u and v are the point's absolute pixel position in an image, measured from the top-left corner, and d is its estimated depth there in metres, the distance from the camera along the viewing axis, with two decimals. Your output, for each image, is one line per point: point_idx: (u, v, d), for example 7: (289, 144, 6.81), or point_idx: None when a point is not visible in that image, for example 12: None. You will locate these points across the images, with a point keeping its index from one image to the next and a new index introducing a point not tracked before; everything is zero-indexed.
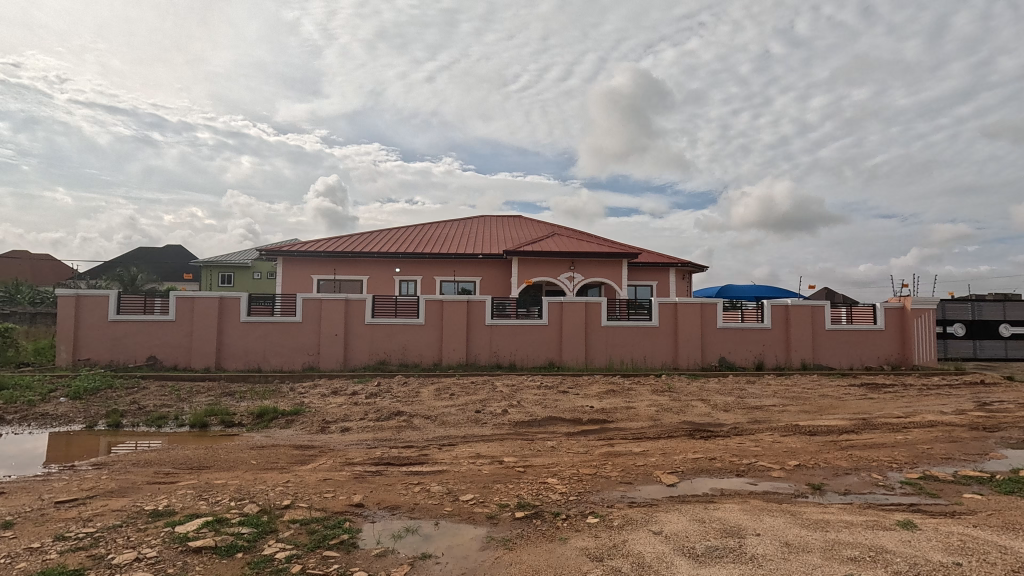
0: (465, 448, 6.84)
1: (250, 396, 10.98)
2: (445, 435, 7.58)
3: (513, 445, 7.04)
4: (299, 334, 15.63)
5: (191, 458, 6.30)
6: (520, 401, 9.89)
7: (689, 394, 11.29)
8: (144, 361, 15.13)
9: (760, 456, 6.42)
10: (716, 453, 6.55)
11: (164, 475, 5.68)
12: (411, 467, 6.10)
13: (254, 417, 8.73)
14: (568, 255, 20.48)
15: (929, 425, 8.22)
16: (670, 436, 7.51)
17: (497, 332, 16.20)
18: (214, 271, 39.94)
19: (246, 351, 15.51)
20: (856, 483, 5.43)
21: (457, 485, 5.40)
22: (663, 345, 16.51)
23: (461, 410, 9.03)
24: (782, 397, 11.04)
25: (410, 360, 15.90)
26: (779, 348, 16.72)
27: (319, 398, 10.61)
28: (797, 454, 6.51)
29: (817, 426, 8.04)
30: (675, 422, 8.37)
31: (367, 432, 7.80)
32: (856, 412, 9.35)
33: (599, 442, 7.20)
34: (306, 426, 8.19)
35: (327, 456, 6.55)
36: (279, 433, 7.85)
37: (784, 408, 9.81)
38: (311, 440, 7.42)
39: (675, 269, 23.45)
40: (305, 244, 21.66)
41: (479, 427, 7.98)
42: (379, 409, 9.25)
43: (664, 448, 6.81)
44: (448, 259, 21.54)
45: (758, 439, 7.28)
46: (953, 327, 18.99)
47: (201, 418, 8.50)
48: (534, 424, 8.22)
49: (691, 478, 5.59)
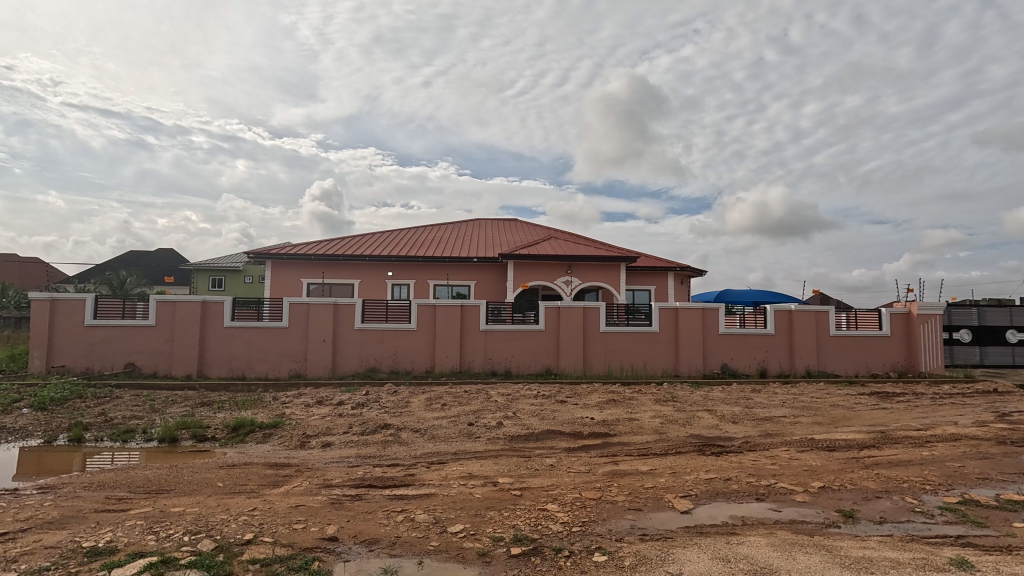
0: (456, 467, 6.25)
1: (229, 406, 10.32)
2: (435, 451, 6.98)
3: (509, 462, 6.46)
4: (286, 339, 14.99)
5: (150, 480, 5.67)
6: (516, 412, 9.30)
7: (693, 403, 10.73)
8: (121, 368, 14.44)
9: (779, 475, 5.86)
10: (731, 472, 5.99)
11: (116, 501, 5.06)
12: (394, 490, 5.50)
13: (229, 430, 8.09)
14: (565, 259, 19.95)
15: (954, 439, 7.68)
16: (677, 452, 6.94)
17: (492, 337, 15.62)
18: (204, 275, 39.18)
19: (229, 358, 14.84)
20: (890, 510, 4.88)
21: (446, 512, 4.80)
22: (663, 352, 15.97)
23: (453, 423, 8.41)
24: (792, 407, 10.49)
25: (402, 368, 15.27)
26: (783, 354, 16.23)
27: (302, 409, 9.96)
28: (819, 473, 5.95)
29: (834, 441, 7.49)
30: (682, 436, 7.79)
31: (350, 448, 7.18)
32: (872, 424, 8.81)
33: (603, 460, 6.61)
34: (284, 441, 7.56)
35: (302, 476, 5.94)
36: (253, 449, 7.21)
37: (796, 419, 9.25)
38: (288, 458, 6.79)
39: (673, 273, 22.97)
40: (294, 246, 21.01)
41: (471, 442, 7.39)
42: (365, 421, 8.63)
43: (673, 467, 6.24)
44: (441, 262, 20.95)
45: (773, 456, 6.72)
46: (958, 333, 18.63)
47: (171, 433, 7.86)
48: (531, 439, 7.62)
49: (707, 504, 5.01)
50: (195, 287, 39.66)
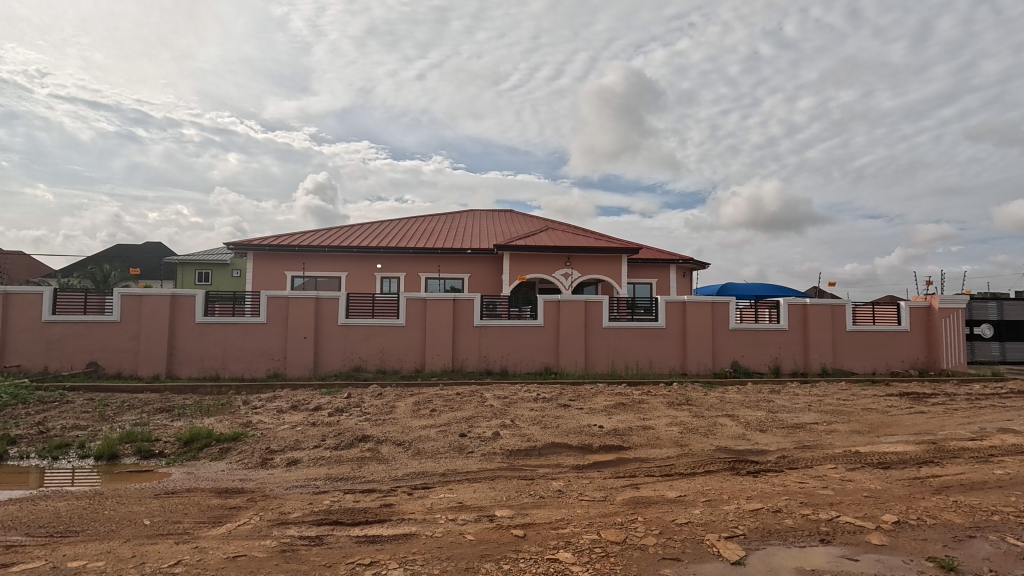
0: (444, 496, 5.13)
1: (191, 413, 9.14)
2: (419, 472, 5.87)
3: (508, 488, 5.35)
4: (264, 337, 13.83)
5: (58, 518, 4.50)
6: (514, 420, 8.19)
7: (711, 408, 9.64)
8: (82, 368, 13.21)
9: (838, 505, 4.80)
10: (778, 500, 4.92)
11: (2, 550, 3.92)
12: (364, 529, 4.39)
13: (181, 444, 6.95)
14: (564, 250, 18.88)
15: (1019, 453, 6.68)
16: (706, 472, 5.88)
17: (487, 334, 14.51)
18: (189, 269, 37.78)
19: (202, 356, 13.66)
20: (995, 558, 3.83)
21: (427, 567, 3.69)
22: (670, 348, 14.93)
23: (442, 435, 7.28)
24: (821, 411, 9.42)
25: (390, 366, 14.16)
26: (797, 352, 15.24)
27: (272, 416, 8.80)
28: (884, 502, 4.89)
29: (884, 456, 6.47)
30: (708, 450, 6.72)
31: (320, 468, 6.08)
32: (917, 433, 7.77)
33: (620, 483, 5.53)
34: (242, 459, 6.41)
35: (252, 509, 4.81)
36: (204, 470, 6.06)
37: (830, 427, 8.16)
38: (243, 481, 5.67)
39: (676, 266, 21.95)
40: (276, 237, 19.77)
41: (462, 460, 6.28)
42: (341, 431, 7.50)
43: (705, 493, 5.18)
44: (433, 254, 19.80)
45: (822, 477, 5.67)
46: (980, 328, 17.65)
47: (111, 448, 6.70)
48: (533, 454, 6.53)
49: (762, 550, 3.94)
50: (179, 282, 38.26)
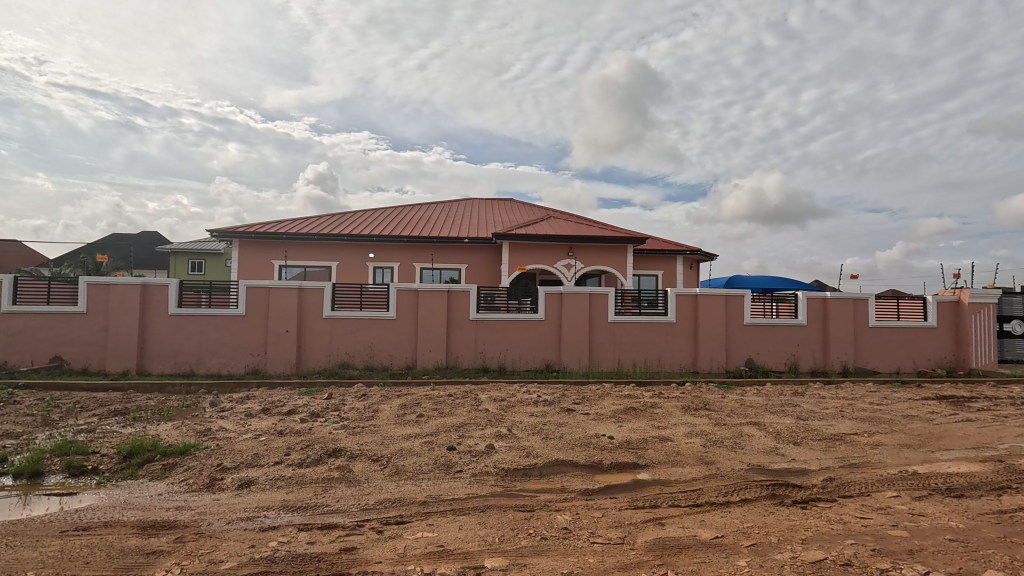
0: (421, 536, 4.08)
1: (149, 417, 8.10)
2: (395, 499, 4.83)
3: (502, 524, 4.32)
4: (243, 330, 12.81)
5: None
6: (511, 429, 7.14)
7: (733, 413, 8.61)
8: (45, 363, 12.21)
9: (922, 555, 3.75)
10: (843, 547, 3.88)
11: None
12: None
13: (121, 459, 5.92)
14: (566, 240, 17.79)
15: None
16: (743, 501, 4.83)
17: (484, 328, 13.47)
18: (182, 260, 36.74)
19: (175, 351, 12.64)
20: None
21: None
22: (680, 345, 13.91)
23: (427, 448, 6.23)
24: (855, 418, 8.37)
25: (379, 362, 13.16)
26: (816, 349, 14.20)
27: (237, 422, 7.74)
28: (979, 550, 3.85)
29: (954, 480, 5.40)
30: (740, 469, 5.69)
31: (277, 491, 5.06)
32: (977, 448, 6.71)
33: (640, 516, 4.50)
34: (187, 479, 5.38)
35: (174, 556, 3.77)
36: (138, 494, 5.04)
37: (874, 438, 7.11)
38: (180, 510, 4.66)
39: (683, 258, 20.89)
40: (263, 225, 18.68)
41: (449, 482, 5.25)
42: (311, 443, 6.46)
43: (748, 534, 4.15)
44: (428, 243, 18.72)
45: (887, 510, 4.62)
46: (1010, 324, 16.59)
47: (34, 465, 5.66)
48: (533, 475, 5.49)
49: None
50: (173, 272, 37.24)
